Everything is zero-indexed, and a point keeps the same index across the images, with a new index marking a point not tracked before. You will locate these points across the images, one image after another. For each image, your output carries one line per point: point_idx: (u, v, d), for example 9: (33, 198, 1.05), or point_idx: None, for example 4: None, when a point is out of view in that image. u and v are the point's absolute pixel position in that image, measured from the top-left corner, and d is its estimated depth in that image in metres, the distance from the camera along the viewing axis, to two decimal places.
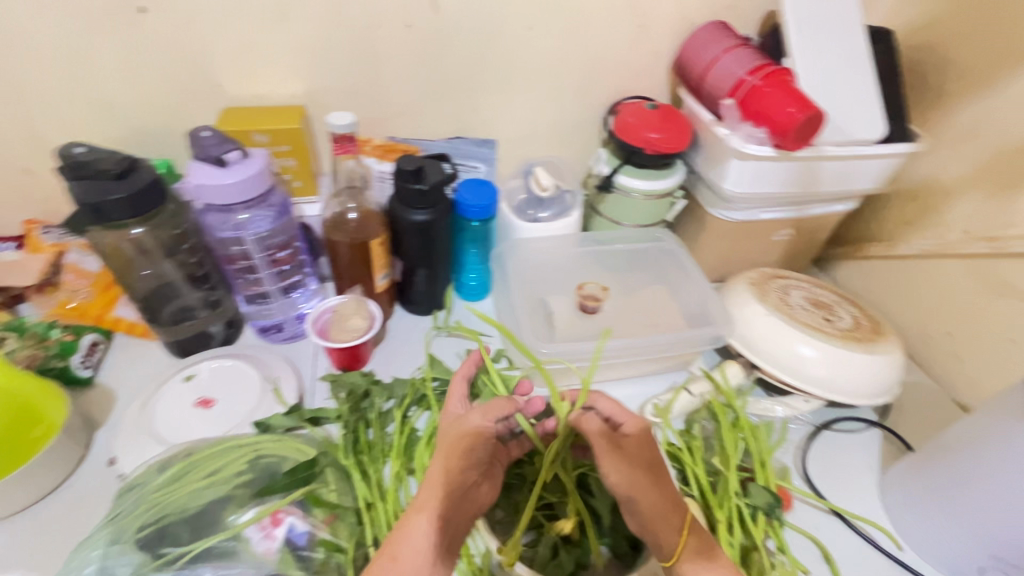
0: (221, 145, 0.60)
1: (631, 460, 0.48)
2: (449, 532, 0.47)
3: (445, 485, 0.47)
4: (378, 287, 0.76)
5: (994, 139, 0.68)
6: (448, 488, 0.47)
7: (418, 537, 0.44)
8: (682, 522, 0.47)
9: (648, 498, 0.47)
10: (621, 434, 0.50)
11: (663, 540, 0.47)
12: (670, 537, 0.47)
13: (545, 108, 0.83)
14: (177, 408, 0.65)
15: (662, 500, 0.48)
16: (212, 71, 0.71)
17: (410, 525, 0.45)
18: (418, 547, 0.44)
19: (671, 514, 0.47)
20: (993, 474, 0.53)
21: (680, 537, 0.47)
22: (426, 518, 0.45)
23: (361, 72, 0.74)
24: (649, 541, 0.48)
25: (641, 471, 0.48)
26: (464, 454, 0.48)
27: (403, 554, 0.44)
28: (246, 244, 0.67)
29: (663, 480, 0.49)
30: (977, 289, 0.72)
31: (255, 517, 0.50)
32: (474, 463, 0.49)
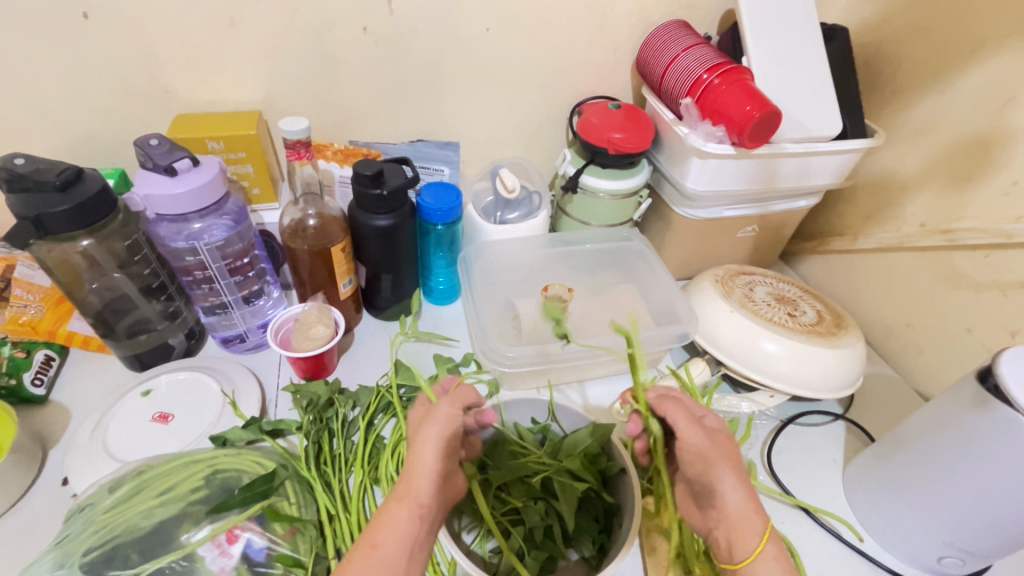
0: (169, 153, 0.59)
1: (719, 454, 0.50)
2: (427, 524, 0.44)
3: (429, 469, 0.45)
4: (343, 294, 0.75)
5: (947, 134, 0.70)
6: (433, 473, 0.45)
7: (400, 522, 0.43)
8: (764, 524, 0.47)
9: (733, 495, 0.48)
10: (714, 431, 0.51)
11: (741, 542, 0.47)
12: (748, 541, 0.47)
13: (509, 109, 0.83)
14: (134, 424, 0.64)
15: (744, 501, 0.48)
16: (163, 77, 0.69)
17: (394, 515, 0.43)
18: (399, 533, 0.42)
19: (751, 515, 0.48)
20: (945, 465, 0.55)
21: (760, 540, 0.46)
22: (407, 505, 0.43)
23: (319, 77, 0.73)
24: (726, 540, 0.49)
25: (732, 470, 0.49)
26: (449, 442, 0.48)
27: (384, 543, 0.42)
28: (201, 254, 0.66)
29: (739, 474, 0.49)
30: (935, 281, 0.74)
31: (209, 535, 0.48)
32: (452, 454, 0.48)
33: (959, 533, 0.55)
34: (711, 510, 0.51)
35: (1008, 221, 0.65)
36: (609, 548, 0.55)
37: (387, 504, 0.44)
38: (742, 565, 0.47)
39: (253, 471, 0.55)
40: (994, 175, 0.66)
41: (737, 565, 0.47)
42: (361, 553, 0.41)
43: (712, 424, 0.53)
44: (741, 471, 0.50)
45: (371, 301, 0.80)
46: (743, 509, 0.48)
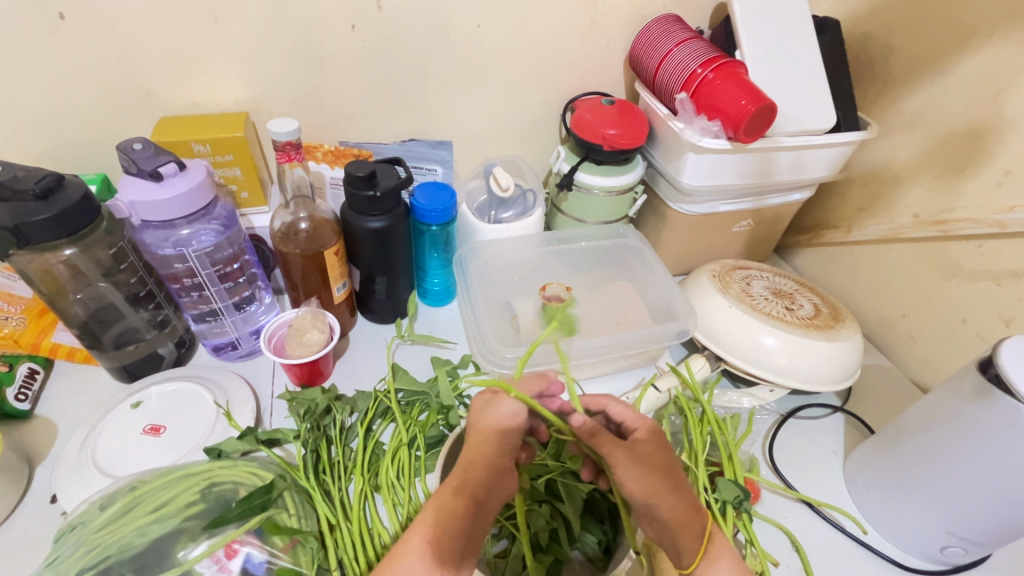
0: (155, 158, 0.57)
1: (649, 465, 0.46)
2: (476, 523, 0.45)
3: (483, 465, 0.46)
4: (337, 298, 0.73)
5: (941, 125, 0.70)
6: (489, 467, 0.46)
7: (446, 513, 0.44)
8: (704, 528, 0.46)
9: (668, 503, 0.45)
10: (639, 441, 0.48)
11: (685, 548, 0.45)
12: (691, 545, 0.45)
13: (500, 107, 0.82)
14: (124, 438, 0.62)
15: (681, 506, 0.46)
16: (144, 79, 0.67)
17: (439, 502, 0.45)
18: (449, 516, 0.44)
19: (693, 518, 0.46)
20: (942, 456, 0.55)
21: (703, 542, 0.45)
22: (449, 495, 0.45)
23: (306, 76, 0.72)
24: (668, 546, 0.47)
25: (651, 481, 0.45)
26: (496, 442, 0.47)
27: (436, 535, 0.43)
28: (190, 261, 0.64)
29: (681, 486, 0.47)
30: (929, 272, 0.74)
31: (207, 550, 0.47)
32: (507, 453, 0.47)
33: (961, 523, 0.55)
34: (654, 520, 0.47)
35: (1002, 211, 0.65)
36: (615, 549, 0.55)
37: (437, 495, 0.46)
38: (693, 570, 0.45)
39: (250, 482, 0.54)
40: (986, 166, 0.66)
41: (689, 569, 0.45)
42: (413, 543, 0.43)
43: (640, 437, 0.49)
44: (679, 480, 0.47)
45: (365, 304, 0.79)
46: (681, 514, 0.45)
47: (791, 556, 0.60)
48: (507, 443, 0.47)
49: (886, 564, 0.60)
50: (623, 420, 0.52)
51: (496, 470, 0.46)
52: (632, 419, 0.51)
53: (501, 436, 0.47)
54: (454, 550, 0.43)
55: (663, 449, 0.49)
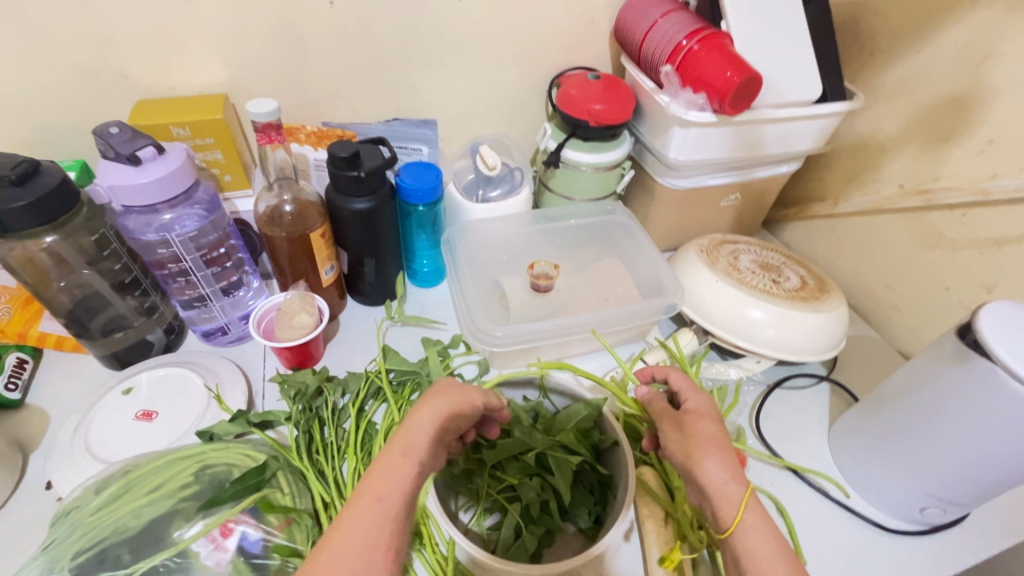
0: (132, 142, 0.55)
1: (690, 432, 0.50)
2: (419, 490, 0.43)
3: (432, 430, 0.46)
4: (325, 281, 0.73)
5: (927, 93, 0.70)
6: (437, 434, 0.46)
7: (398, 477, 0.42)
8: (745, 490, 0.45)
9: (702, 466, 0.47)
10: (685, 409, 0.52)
11: (718, 514, 0.45)
12: (724, 509, 0.45)
13: (485, 84, 0.81)
14: (115, 424, 0.62)
15: (721, 469, 0.46)
16: (120, 61, 0.66)
17: (389, 465, 0.42)
18: (399, 486, 0.41)
19: (728, 485, 0.45)
20: (919, 419, 0.57)
21: (737, 508, 0.44)
22: (401, 460, 0.43)
23: (285, 56, 0.70)
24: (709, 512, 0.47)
25: (702, 439, 0.48)
26: (443, 424, 0.47)
27: (389, 496, 0.41)
28: (174, 246, 0.63)
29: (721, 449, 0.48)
30: (914, 241, 0.75)
31: (202, 530, 0.48)
32: (451, 423, 0.48)
33: (940, 484, 0.57)
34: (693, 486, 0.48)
35: (984, 179, 0.66)
36: (604, 519, 0.56)
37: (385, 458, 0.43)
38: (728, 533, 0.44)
39: (244, 464, 0.54)
40: (970, 134, 0.67)
41: (727, 526, 0.44)
42: (364, 503, 0.40)
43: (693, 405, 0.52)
44: (721, 444, 0.48)
45: (355, 286, 0.79)
46: (714, 477, 0.46)
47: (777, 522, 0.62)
48: (460, 412, 0.49)
49: (868, 527, 0.62)
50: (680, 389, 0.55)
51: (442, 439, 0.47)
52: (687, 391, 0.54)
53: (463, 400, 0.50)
54: (397, 536, 0.40)
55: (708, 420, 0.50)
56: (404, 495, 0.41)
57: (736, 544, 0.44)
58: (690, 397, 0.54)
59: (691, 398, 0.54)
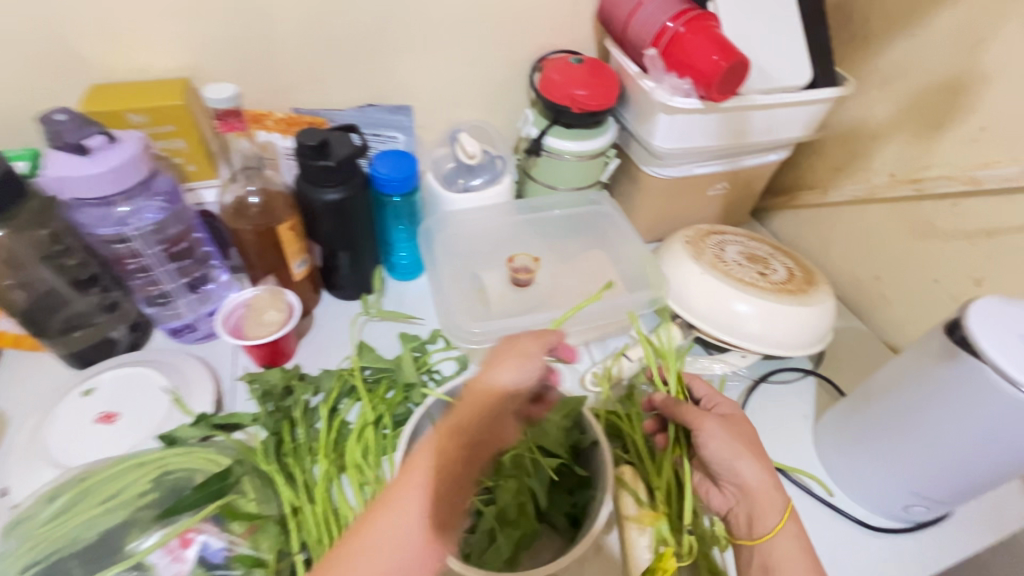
0: (81, 130, 0.52)
1: (735, 434, 0.53)
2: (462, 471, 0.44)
3: (476, 413, 0.47)
4: (296, 276, 0.70)
5: (920, 78, 0.67)
6: (481, 417, 0.47)
7: (443, 458, 0.43)
8: (784, 502, 0.51)
9: (751, 471, 0.51)
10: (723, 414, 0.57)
11: (761, 518, 0.51)
12: (769, 514, 0.50)
13: (463, 67, 0.77)
14: (74, 427, 0.59)
15: (765, 476, 0.51)
16: (70, 42, 0.61)
17: (433, 446, 0.43)
18: (433, 466, 0.42)
19: (773, 490, 0.51)
20: (904, 416, 0.56)
21: (782, 514, 0.50)
22: (451, 441, 0.44)
23: (249, 37, 0.66)
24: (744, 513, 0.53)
25: (741, 446, 0.53)
26: (485, 406, 0.47)
27: (437, 479, 0.42)
28: (131, 241, 0.60)
29: (762, 455, 0.53)
30: (903, 231, 0.73)
31: (160, 541, 0.46)
32: (500, 404, 0.49)
33: (925, 482, 0.56)
34: (732, 488, 0.54)
35: (977, 168, 0.64)
36: (582, 521, 0.54)
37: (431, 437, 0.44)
38: (766, 536, 0.51)
39: (207, 469, 0.52)
40: (963, 121, 0.64)
41: (772, 529, 0.50)
42: (407, 486, 0.41)
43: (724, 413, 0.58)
44: (758, 452, 0.53)
45: (329, 280, 0.76)
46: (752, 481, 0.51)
47: None
48: (489, 399, 0.48)
49: (851, 525, 0.61)
50: (704, 397, 0.61)
51: (488, 419, 0.48)
52: (716, 399, 0.60)
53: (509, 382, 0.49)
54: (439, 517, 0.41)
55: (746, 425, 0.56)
56: (444, 475, 0.42)
57: (770, 552, 0.50)
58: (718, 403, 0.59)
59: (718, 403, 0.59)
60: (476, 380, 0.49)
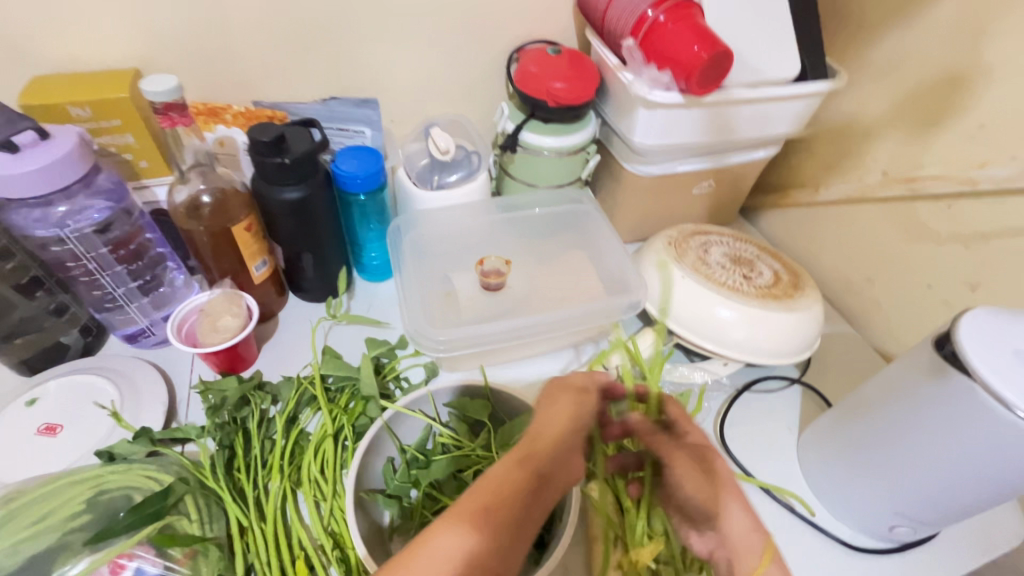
0: (7, 124, 0.49)
1: (707, 471, 0.46)
2: (534, 504, 0.38)
3: (553, 436, 0.42)
4: (257, 278, 0.67)
5: (916, 71, 0.63)
6: (559, 441, 0.41)
7: (506, 482, 0.37)
8: (766, 545, 0.41)
9: (727, 515, 0.43)
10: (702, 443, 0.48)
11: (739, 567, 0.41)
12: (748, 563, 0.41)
13: (436, 58, 0.73)
14: (16, 440, 0.56)
15: (743, 518, 0.42)
16: (7, 30, 0.58)
17: (501, 471, 0.38)
18: (507, 492, 0.37)
19: (750, 535, 0.41)
20: (891, 433, 0.52)
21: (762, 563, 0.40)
22: (515, 466, 0.38)
23: (203, 24, 0.62)
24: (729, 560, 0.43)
25: (711, 486, 0.45)
26: (555, 431, 0.42)
27: (497, 505, 0.36)
28: (70, 243, 0.56)
29: (741, 492, 0.44)
30: (896, 233, 0.69)
31: (87, 568, 0.43)
32: (575, 427, 0.43)
33: (911, 503, 0.53)
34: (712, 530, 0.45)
35: (973, 167, 0.60)
36: (546, 543, 0.52)
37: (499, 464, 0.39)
38: None
39: (147, 487, 0.49)
40: (960, 118, 0.61)
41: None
42: (462, 513, 0.35)
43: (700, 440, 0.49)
44: (739, 489, 0.44)
45: (294, 282, 0.73)
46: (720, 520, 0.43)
47: None
48: (565, 418, 0.43)
49: (834, 544, 0.58)
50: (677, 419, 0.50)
51: (567, 446, 0.42)
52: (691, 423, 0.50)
53: (581, 407, 0.45)
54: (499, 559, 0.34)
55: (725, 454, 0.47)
56: (511, 508, 0.36)
57: None
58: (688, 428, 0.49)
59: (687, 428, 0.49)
60: (558, 399, 0.45)
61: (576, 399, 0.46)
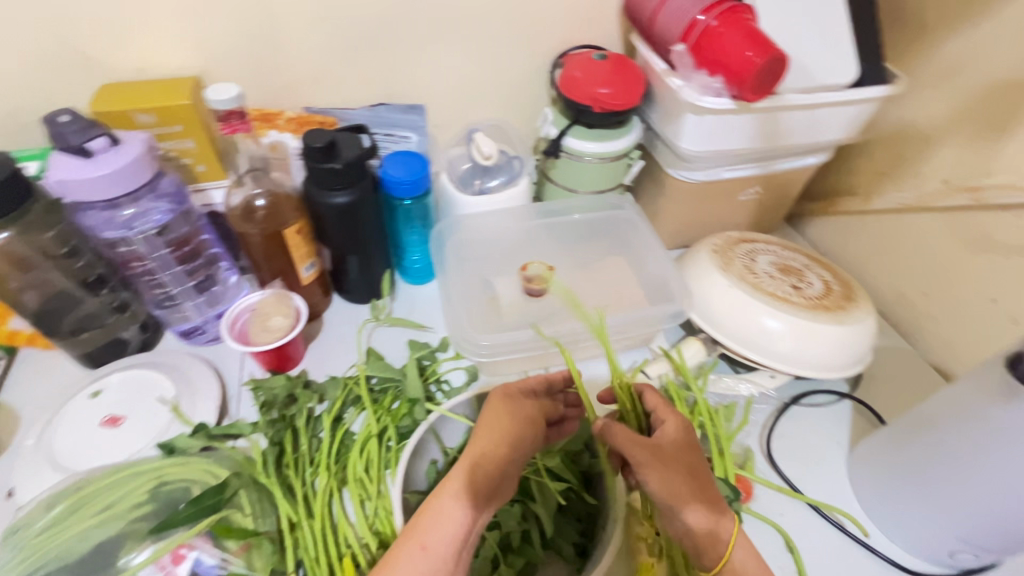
0: (84, 131, 0.51)
1: (675, 467, 0.45)
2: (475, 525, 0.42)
3: (488, 459, 0.44)
4: (305, 280, 0.69)
5: (982, 75, 0.61)
6: (499, 463, 0.44)
7: (445, 520, 0.41)
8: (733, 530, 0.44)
9: (692, 511, 0.43)
10: (667, 437, 0.48)
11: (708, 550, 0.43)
12: (713, 547, 0.43)
13: (480, 64, 0.74)
14: (81, 429, 0.59)
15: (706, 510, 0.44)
16: (82, 40, 0.61)
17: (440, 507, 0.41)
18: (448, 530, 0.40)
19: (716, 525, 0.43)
20: (956, 454, 0.50)
21: (726, 547, 0.43)
22: (454, 501, 0.41)
23: (260, 34, 0.65)
24: (689, 546, 0.45)
25: (680, 482, 0.44)
26: (488, 455, 0.44)
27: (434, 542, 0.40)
28: (135, 244, 0.59)
29: (705, 492, 0.45)
30: (956, 245, 0.67)
31: (151, 557, 0.45)
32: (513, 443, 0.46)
33: (973, 528, 0.50)
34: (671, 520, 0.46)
35: None
36: (590, 551, 0.51)
37: (436, 498, 0.42)
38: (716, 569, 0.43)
39: (204, 481, 0.51)
40: None
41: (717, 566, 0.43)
42: (409, 549, 0.39)
43: (668, 433, 0.48)
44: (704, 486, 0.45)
45: (339, 283, 0.74)
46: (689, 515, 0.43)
47: (783, 557, 0.56)
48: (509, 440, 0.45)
49: (887, 568, 0.56)
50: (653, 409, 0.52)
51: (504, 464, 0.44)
52: (663, 414, 0.51)
53: (513, 415, 0.47)
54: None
55: (689, 450, 0.47)
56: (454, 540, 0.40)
57: None
58: (665, 420, 0.50)
59: (664, 422, 0.49)
60: (490, 413, 0.47)
61: (503, 415, 0.47)
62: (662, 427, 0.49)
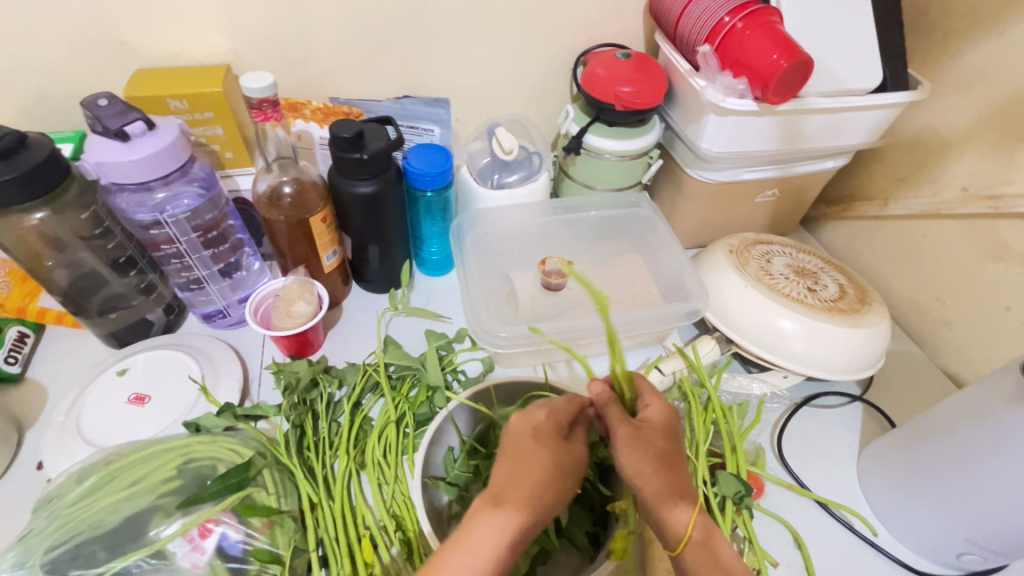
0: (121, 115, 0.52)
1: (644, 448, 0.44)
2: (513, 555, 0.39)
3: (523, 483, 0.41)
4: (327, 267, 0.70)
5: (1005, 85, 0.61)
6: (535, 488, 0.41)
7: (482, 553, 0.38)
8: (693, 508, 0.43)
9: (654, 487, 0.43)
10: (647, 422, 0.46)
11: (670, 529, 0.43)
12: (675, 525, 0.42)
13: (504, 60, 0.75)
14: (108, 406, 0.61)
15: (668, 487, 0.43)
16: (117, 26, 0.62)
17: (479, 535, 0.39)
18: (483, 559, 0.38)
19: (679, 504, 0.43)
20: (969, 459, 0.50)
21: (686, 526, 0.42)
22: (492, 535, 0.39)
23: (291, 24, 0.66)
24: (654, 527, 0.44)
25: (644, 456, 0.44)
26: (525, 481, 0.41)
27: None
28: (167, 227, 0.60)
29: (673, 475, 0.44)
30: (972, 252, 0.67)
31: (180, 530, 0.46)
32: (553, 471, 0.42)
33: (983, 531, 0.51)
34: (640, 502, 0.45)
35: None
36: (603, 541, 0.52)
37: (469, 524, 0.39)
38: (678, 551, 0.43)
39: (229, 459, 0.52)
40: None
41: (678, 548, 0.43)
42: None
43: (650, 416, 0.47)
44: (672, 467, 0.44)
45: (358, 272, 0.75)
46: (646, 489, 0.43)
47: (792, 553, 0.57)
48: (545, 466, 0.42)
49: (895, 567, 0.57)
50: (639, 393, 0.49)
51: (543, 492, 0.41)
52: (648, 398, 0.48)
53: (556, 442, 0.43)
54: None
55: (664, 434, 0.46)
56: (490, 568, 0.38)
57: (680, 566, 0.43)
58: (649, 404, 0.48)
59: (647, 406, 0.47)
60: (519, 432, 0.44)
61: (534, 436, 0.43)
62: (643, 411, 0.47)
